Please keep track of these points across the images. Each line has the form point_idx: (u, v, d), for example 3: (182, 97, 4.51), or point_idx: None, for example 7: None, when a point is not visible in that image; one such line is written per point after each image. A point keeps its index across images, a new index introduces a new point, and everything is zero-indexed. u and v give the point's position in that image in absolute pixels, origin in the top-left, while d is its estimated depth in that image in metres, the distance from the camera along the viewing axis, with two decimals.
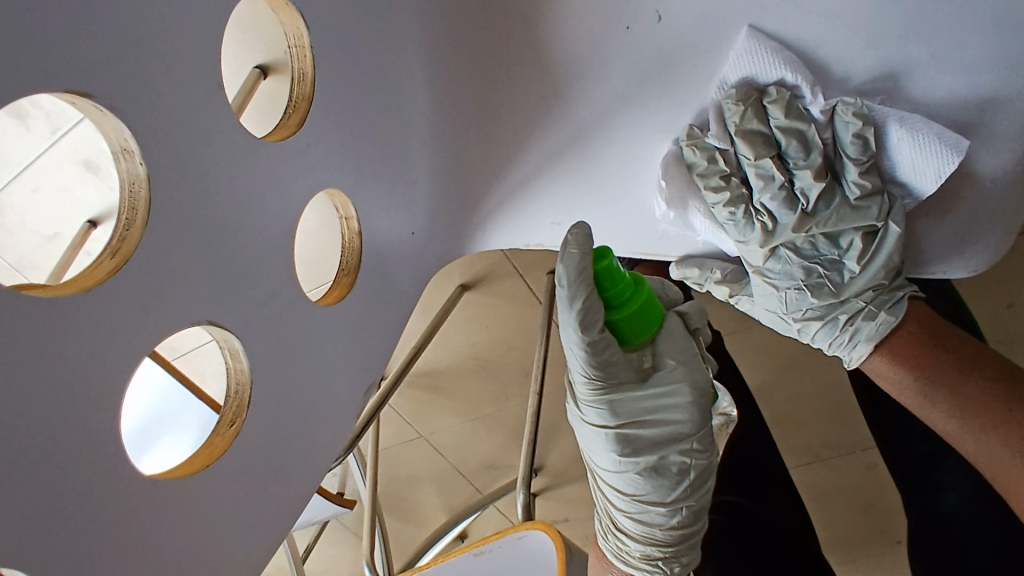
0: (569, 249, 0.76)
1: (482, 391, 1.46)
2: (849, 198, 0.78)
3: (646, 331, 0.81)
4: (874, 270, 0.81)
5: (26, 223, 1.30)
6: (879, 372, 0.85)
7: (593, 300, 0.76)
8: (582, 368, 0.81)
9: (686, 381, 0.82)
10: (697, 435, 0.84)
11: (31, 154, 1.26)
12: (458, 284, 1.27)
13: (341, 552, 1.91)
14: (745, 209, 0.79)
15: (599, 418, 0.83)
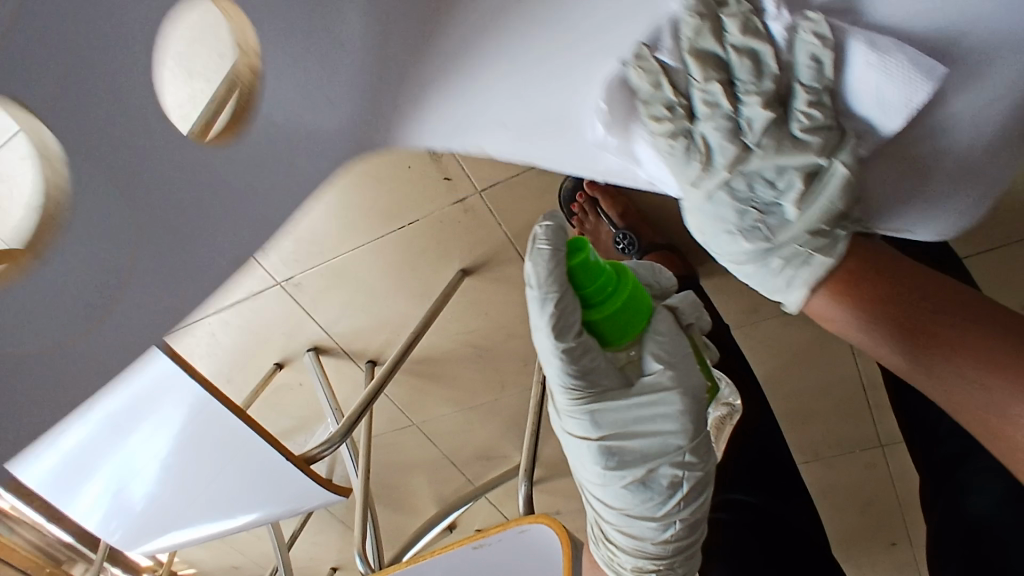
0: (538, 245, 0.62)
1: (480, 379, 1.43)
2: (794, 129, 0.53)
3: (632, 330, 0.68)
4: (812, 215, 0.56)
5: None
6: (817, 312, 0.59)
7: (567, 299, 0.63)
8: (559, 377, 0.66)
9: (677, 387, 0.68)
10: (690, 445, 0.69)
11: None
12: (459, 268, 1.25)
13: (327, 540, 1.87)
14: (680, 136, 0.54)
15: (579, 428, 0.70)
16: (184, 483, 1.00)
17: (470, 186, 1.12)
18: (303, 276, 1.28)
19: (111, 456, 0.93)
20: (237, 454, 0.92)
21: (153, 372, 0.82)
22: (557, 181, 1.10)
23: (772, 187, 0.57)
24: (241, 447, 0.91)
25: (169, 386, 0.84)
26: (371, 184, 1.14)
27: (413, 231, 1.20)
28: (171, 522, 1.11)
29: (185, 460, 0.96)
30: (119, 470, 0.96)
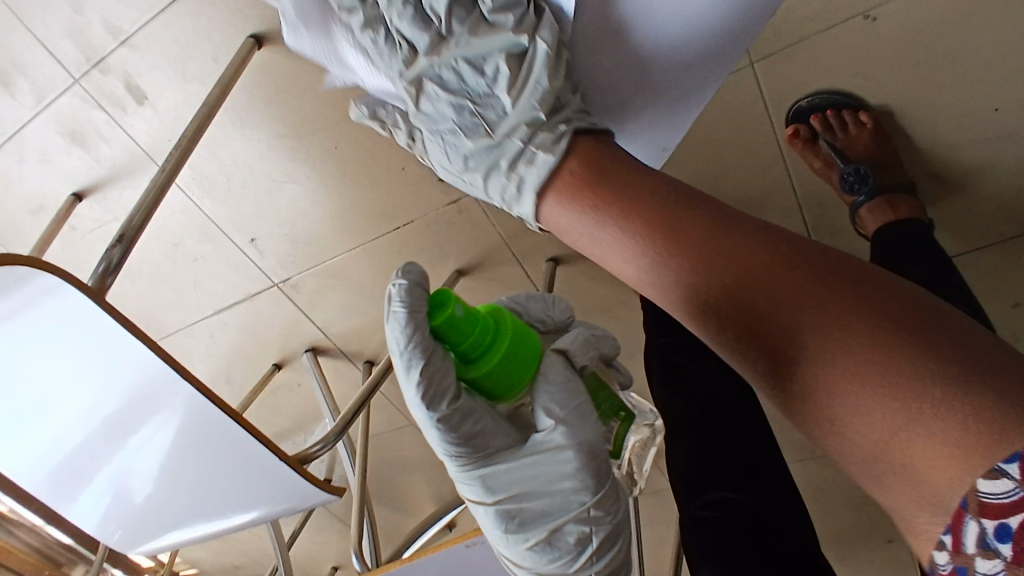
0: (393, 307, 0.58)
1: None
2: (484, 16, 0.63)
3: (518, 380, 0.61)
4: (522, 100, 0.62)
5: (5, 193, 1.23)
6: (566, 232, 0.61)
7: (435, 361, 0.57)
8: (444, 448, 0.60)
9: (569, 445, 0.60)
10: (593, 501, 0.62)
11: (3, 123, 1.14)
12: (454, 268, 1.26)
13: (327, 539, 1.88)
14: (384, 36, 0.65)
15: (472, 493, 0.63)
16: (180, 483, 1.01)
17: None
18: (299, 277, 1.29)
19: (109, 456, 0.95)
20: (232, 454, 0.94)
21: (146, 371, 0.83)
22: None
23: (478, 78, 0.64)
24: (235, 448, 0.92)
25: (163, 387, 0.85)
26: (365, 186, 1.15)
27: (407, 233, 1.21)
28: (170, 522, 1.12)
29: (180, 461, 0.97)
30: (117, 470, 0.97)
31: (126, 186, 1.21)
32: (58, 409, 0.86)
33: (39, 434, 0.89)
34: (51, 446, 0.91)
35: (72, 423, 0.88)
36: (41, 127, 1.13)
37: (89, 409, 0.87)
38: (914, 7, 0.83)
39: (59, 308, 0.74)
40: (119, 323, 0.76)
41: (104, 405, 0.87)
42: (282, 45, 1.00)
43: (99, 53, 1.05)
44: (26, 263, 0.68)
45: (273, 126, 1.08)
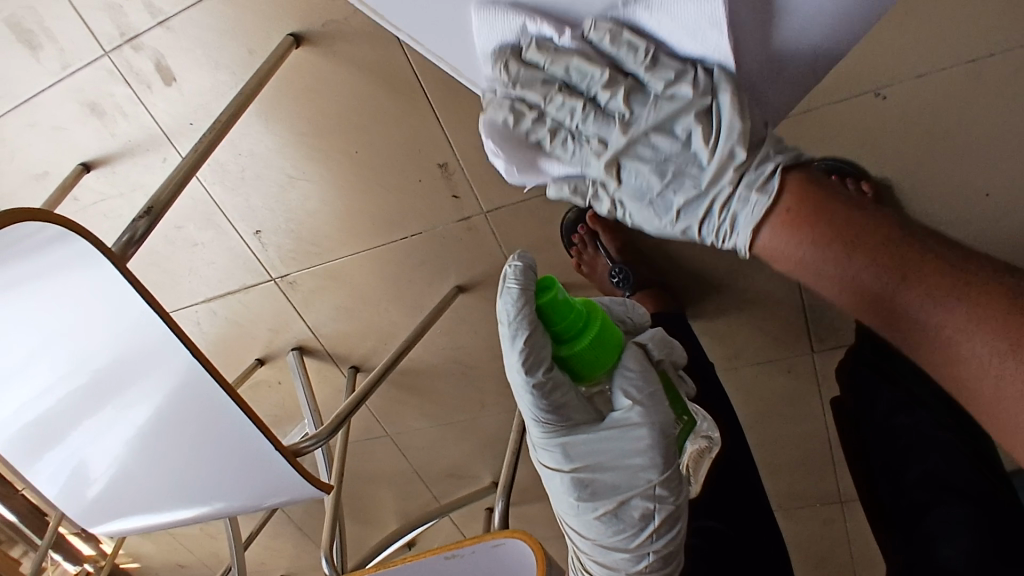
0: (507, 283, 0.60)
1: (461, 395, 1.44)
2: (655, 90, 0.59)
3: (603, 363, 0.64)
4: (721, 150, 0.59)
5: (14, 157, 1.22)
6: (768, 252, 0.61)
7: (537, 334, 0.60)
8: (532, 414, 0.64)
9: (645, 422, 0.64)
10: (660, 479, 0.66)
11: (25, 86, 1.14)
12: (454, 284, 1.27)
13: (282, 545, 1.84)
14: (563, 127, 0.64)
15: (551, 460, 0.67)
16: (157, 466, 0.96)
17: (475, 205, 1.15)
18: (298, 275, 1.29)
19: (82, 435, 0.89)
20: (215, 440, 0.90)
21: (149, 342, 0.81)
22: (559, 210, 1.14)
23: (674, 144, 0.61)
24: (225, 428, 0.88)
25: (158, 355, 0.81)
26: (379, 192, 1.16)
27: (413, 243, 1.22)
28: (143, 498, 1.08)
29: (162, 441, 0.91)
30: (92, 448, 0.92)
31: (135, 162, 1.20)
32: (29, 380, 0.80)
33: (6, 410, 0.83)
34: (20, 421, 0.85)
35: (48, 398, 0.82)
36: (63, 94, 1.14)
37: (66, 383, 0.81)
38: (920, 90, 0.90)
39: (67, 268, 0.72)
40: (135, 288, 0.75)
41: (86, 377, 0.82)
42: (319, 47, 1.03)
43: (133, 30, 1.06)
44: (38, 217, 0.66)
45: (298, 124, 1.10)
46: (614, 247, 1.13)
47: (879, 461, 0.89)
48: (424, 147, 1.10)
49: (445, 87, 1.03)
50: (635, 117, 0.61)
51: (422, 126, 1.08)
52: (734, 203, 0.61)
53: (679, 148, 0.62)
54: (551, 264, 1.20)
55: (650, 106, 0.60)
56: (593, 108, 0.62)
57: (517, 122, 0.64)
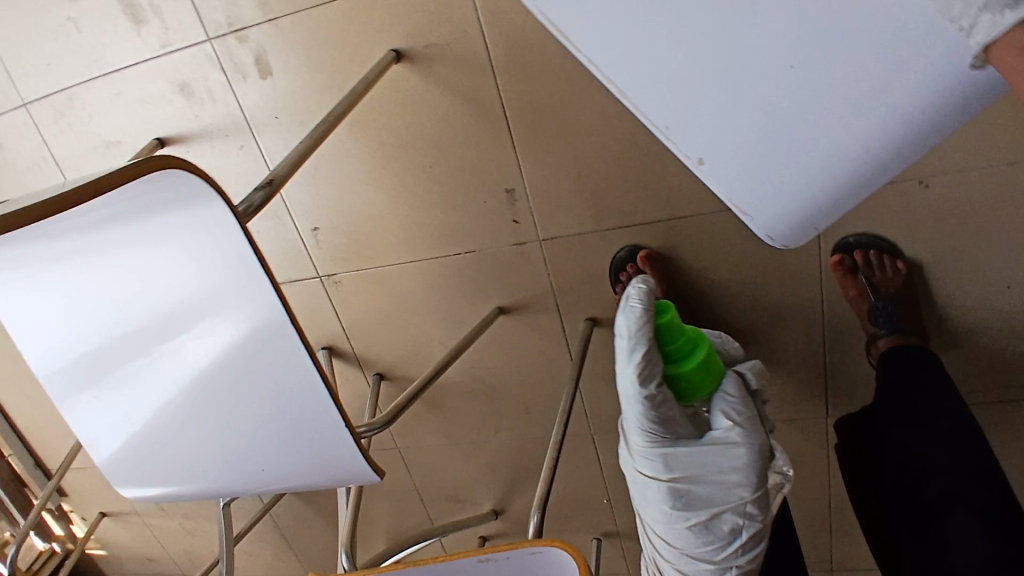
0: (632, 303, 0.84)
1: (479, 417, 1.46)
2: None
3: (702, 383, 0.87)
4: None
5: (91, 122, 1.26)
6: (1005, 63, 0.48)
7: (652, 353, 0.82)
8: (641, 421, 0.82)
9: (742, 442, 0.82)
10: (752, 497, 0.80)
11: (121, 58, 1.19)
12: (496, 305, 1.31)
13: (260, 550, 1.80)
14: None
15: (652, 469, 0.83)
16: (192, 419, 0.89)
17: (533, 232, 1.21)
18: (344, 275, 1.32)
19: (111, 382, 0.87)
20: (266, 417, 0.87)
21: (236, 308, 0.78)
22: (612, 248, 1.20)
23: None
24: (292, 389, 0.84)
25: (235, 319, 0.78)
26: (444, 207, 1.22)
27: (465, 260, 1.27)
28: (149, 463, 0.98)
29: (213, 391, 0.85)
30: (136, 379, 0.86)
31: (211, 145, 1.23)
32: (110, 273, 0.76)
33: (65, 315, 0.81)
34: (71, 332, 0.83)
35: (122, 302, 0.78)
36: (155, 71, 1.18)
37: (147, 291, 0.77)
38: (961, 184, 1.01)
39: (183, 217, 0.70)
40: (256, 258, 0.73)
41: (166, 294, 0.78)
42: (418, 64, 1.09)
43: (243, 22, 1.11)
44: (179, 165, 0.65)
45: (381, 132, 1.16)
46: (661, 289, 1.18)
47: (891, 493, 0.96)
48: (496, 171, 1.17)
49: (528, 120, 1.11)
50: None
51: (499, 151, 1.15)
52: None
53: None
54: (594, 299, 1.26)
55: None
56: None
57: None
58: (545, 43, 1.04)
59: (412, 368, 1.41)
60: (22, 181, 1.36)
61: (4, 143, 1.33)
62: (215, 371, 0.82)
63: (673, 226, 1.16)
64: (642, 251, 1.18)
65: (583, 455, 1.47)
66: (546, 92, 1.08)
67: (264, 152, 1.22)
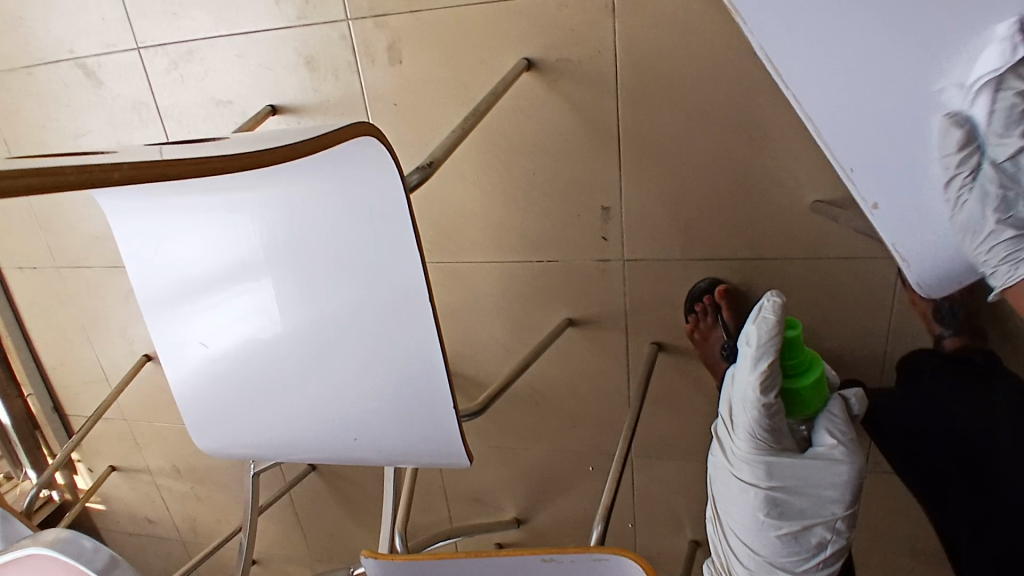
0: (765, 316, 0.91)
1: (523, 424, 1.49)
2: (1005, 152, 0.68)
3: (810, 403, 0.96)
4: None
5: (205, 78, 1.28)
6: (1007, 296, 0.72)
7: (776, 365, 0.90)
8: (754, 428, 0.92)
9: (845, 461, 0.92)
10: (844, 514, 0.93)
11: (251, 22, 1.22)
12: (565, 316, 1.35)
13: (269, 524, 1.78)
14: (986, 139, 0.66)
15: (755, 474, 0.93)
16: (300, 377, 0.95)
17: (619, 251, 1.26)
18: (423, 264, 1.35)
19: (218, 300, 0.94)
20: (361, 375, 0.91)
21: (373, 259, 0.83)
22: (692, 278, 1.26)
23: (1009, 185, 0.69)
24: (404, 359, 0.88)
25: (369, 271, 0.84)
26: (538, 215, 1.26)
27: (546, 268, 1.31)
28: (221, 397, 1.02)
29: (329, 351, 0.92)
30: (258, 331, 0.94)
31: (324, 120, 1.27)
32: (273, 229, 0.86)
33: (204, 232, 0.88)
34: (201, 249, 0.90)
35: (273, 255, 0.88)
36: (285, 40, 1.22)
37: (298, 248, 0.86)
38: None
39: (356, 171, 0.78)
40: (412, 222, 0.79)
41: (316, 252, 0.86)
42: (546, 75, 1.15)
43: (384, 9, 1.16)
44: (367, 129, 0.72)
45: (495, 133, 1.21)
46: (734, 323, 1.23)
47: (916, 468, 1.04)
48: (596, 188, 1.22)
49: (640, 145, 1.17)
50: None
51: (605, 170, 1.20)
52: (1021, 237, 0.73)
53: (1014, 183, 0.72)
54: (664, 324, 1.31)
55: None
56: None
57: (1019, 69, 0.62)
58: (673, 77, 1.11)
59: (469, 365, 1.44)
60: (117, 122, 1.37)
61: (109, 84, 1.34)
62: (327, 316, 0.90)
63: (755, 266, 1.22)
64: (721, 285, 1.23)
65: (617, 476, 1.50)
66: (663, 122, 1.14)
67: None
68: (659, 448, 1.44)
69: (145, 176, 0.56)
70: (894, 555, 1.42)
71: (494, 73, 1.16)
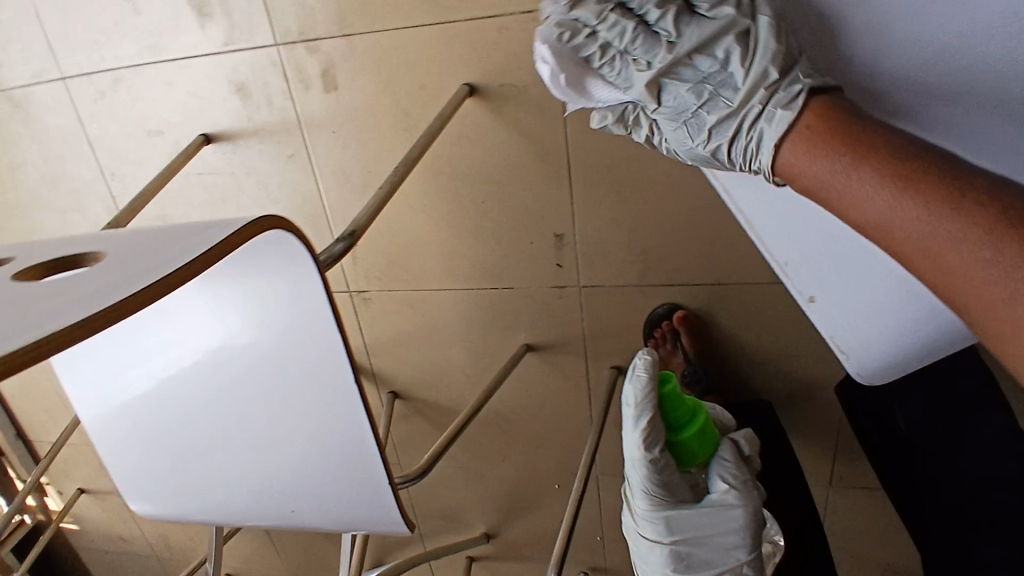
0: (638, 374, 1.02)
1: (487, 445, 1.47)
2: (701, 11, 0.60)
3: (701, 453, 1.04)
4: (756, 71, 0.58)
5: (134, 108, 1.21)
6: (789, 170, 0.58)
7: (654, 422, 0.99)
8: (645, 486, 1.00)
9: (739, 505, 0.99)
10: (748, 558, 0.99)
11: (176, 50, 1.14)
12: (524, 342, 1.31)
13: (242, 542, 1.78)
14: (609, 52, 0.62)
15: (655, 531, 1.01)
16: (236, 451, 0.94)
17: (575, 277, 1.22)
18: (375, 293, 1.32)
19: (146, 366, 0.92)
20: (297, 440, 0.90)
21: (302, 336, 0.83)
22: (650, 303, 1.22)
23: (713, 63, 0.60)
24: (335, 431, 0.87)
25: (297, 345, 0.83)
26: (489, 242, 1.22)
27: (501, 295, 1.27)
28: (148, 459, 0.99)
29: (262, 424, 0.91)
30: (190, 408, 0.93)
31: (260, 148, 1.20)
32: (200, 311, 0.87)
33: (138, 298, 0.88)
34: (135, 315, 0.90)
35: (200, 336, 0.88)
36: (212, 67, 1.14)
37: (224, 328, 0.86)
38: None
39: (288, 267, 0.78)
40: (329, 297, 0.77)
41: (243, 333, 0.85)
42: (490, 102, 1.09)
43: (315, 34, 1.08)
44: (285, 226, 0.71)
45: (440, 161, 1.16)
46: (691, 350, 1.20)
47: (944, 515, 0.91)
48: (548, 216, 1.17)
49: (591, 172, 1.11)
50: (681, 31, 0.60)
51: (556, 199, 1.15)
52: (762, 122, 0.59)
53: (717, 69, 0.61)
54: (624, 348, 1.27)
55: (694, 24, 0.59)
56: (643, 30, 0.60)
57: (573, 37, 0.62)
58: None
59: (428, 390, 1.41)
60: (46, 154, 1.30)
61: (34, 114, 1.27)
62: (255, 385, 0.89)
63: (714, 291, 1.17)
64: (679, 311, 1.19)
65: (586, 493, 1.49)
66: (616, 148, 1.08)
67: (315, 164, 1.20)
68: (625, 465, 1.43)
69: (11, 367, 0.46)
70: (860, 566, 1.42)
71: (436, 99, 1.10)
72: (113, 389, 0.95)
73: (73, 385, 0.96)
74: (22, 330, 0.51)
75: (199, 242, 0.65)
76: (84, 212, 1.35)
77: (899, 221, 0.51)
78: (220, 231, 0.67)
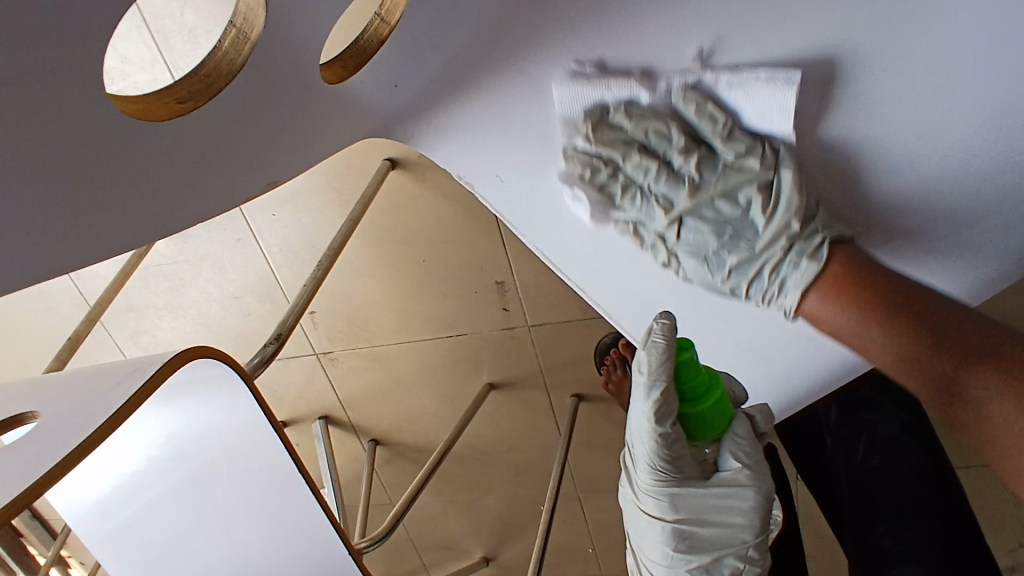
0: (654, 337, 0.66)
1: (470, 477, 1.54)
2: (721, 163, 0.63)
3: (715, 428, 0.71)
4: (779, 219, 0.62)
5: None
6: (815, 316, 0.64)
7: (670, 391, 0.66)
8: (649, 458, 0.70)
9: (753, 485, 0.71)
10: (755, 542, 0.73)
11: None
12: (486, 381, 1.37)
13: None
14: (634, 189, 0.65)
15: (655, 508, 0.72)
16: (216, 548, 0.98)
17: (522, 318, 1.27)
18: (340, 353, 1.38)
19: (158, 503, 0.93)
20: (274, 523, 0.97)
21: (254, 434, 0.90)
22: (597, 335, 1.26)
23: (735, 209, 0.64)
24: (299, 510, 0.94)
25: (253, 443, 0.90)
26: (435, 296, 1.28)
27: (457, 342, 1.33)
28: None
29: (241, 524, 0.97)
30: (157, 520, 0.94)
31: (208, 235, 1.28)
32: (148, 435, 0.87)
33: (127, 448, 0.87)
34: (130, 464, 0.89)
35: (198, 460, 0.91)
36: None
37: (206, 450, 0.90)
38: None
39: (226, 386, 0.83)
40: (258, 399, 0.85)
41: (203, 448, 0.90)
42: (412, 171, 1.14)
43: None
44: (207, 354, 0.75)
45: (376, 228, 1.22)
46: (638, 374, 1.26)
47: (858, 498, 0.87)
48: (486, 267, 1.22)
49: None
50: (704, 182, 0.63)
51: (490, 250, 1.20)
52: (786, 267, 0.64)
53: (737, 214, 0.64)
54: (580, 378, 1.33)
55: (717, 173, 0.63)
56: (665, 170, 0.63)
57: (592, 177, 0.66)
58: None
59: (406, 434, 1.48)
60: None
61: None
62: (251, 488, 0.94)
63: None
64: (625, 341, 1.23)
65: (569, 510, 1.56)
66: None
67: (262, 245, 1.26)
68: (600, 482, 1.49)
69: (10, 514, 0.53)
70: None
71: (363, 175, 1.15)
72: (132, 533, 0.95)
73: (87, 539, 0.95)
74: (2, 488, 0.56)
75: (128, 380, 0.68)
76: (60, 310, 1.41)
77: (896, 363, 0.57)
78: (146, 366, 0.71)
